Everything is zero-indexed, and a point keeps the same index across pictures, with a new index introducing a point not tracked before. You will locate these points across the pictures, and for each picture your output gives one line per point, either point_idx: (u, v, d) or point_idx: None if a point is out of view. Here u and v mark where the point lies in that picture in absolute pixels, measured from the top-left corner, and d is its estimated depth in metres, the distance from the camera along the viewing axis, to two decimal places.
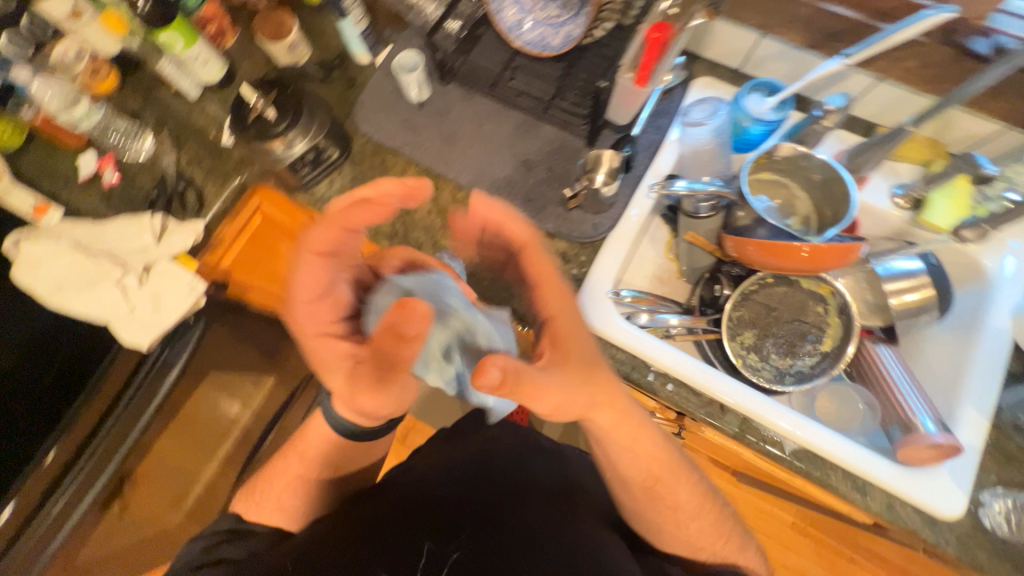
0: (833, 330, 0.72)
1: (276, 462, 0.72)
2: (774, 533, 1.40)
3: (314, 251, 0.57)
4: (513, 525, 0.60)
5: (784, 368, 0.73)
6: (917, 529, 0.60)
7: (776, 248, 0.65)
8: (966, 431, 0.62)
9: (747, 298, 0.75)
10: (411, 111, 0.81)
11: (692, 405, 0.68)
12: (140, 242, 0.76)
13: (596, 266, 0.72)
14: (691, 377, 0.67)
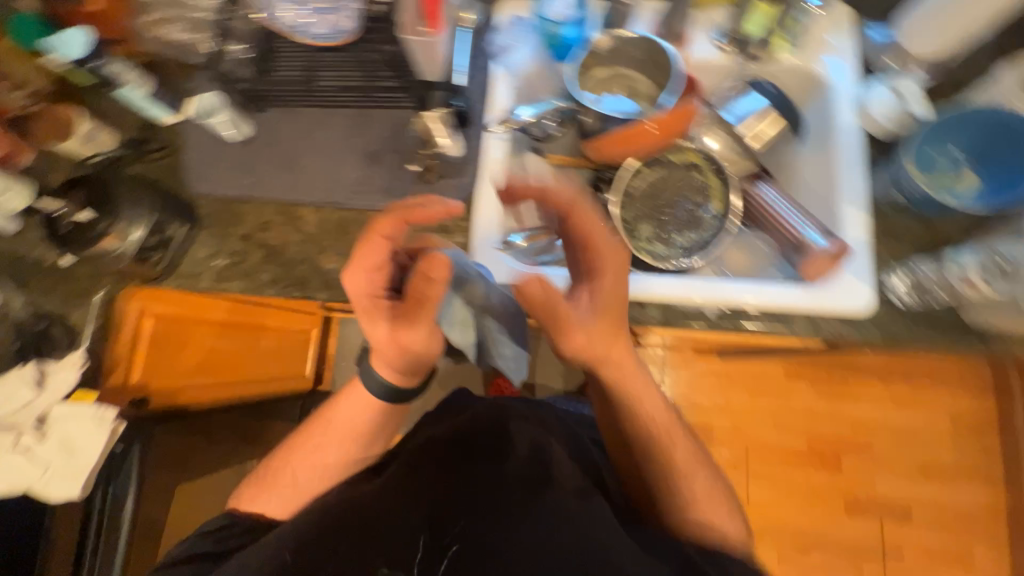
0: (716, 191, 0.74)
1: (284, 460, 0.82)
2: (773, 389, 1.47)
3: (384, 236, 0.56)
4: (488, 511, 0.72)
5: (689, 244, 0.74)
6: (840, 334, 0.64)
7: (628, 135, 0.67)
8: (852, 229, 0.65)
9: (629, 195, 0.75)
10: (240, 152, 0.77)
11: None
12: (21, 395, 0.74)
13: (476, 225, 0.71)
14: None
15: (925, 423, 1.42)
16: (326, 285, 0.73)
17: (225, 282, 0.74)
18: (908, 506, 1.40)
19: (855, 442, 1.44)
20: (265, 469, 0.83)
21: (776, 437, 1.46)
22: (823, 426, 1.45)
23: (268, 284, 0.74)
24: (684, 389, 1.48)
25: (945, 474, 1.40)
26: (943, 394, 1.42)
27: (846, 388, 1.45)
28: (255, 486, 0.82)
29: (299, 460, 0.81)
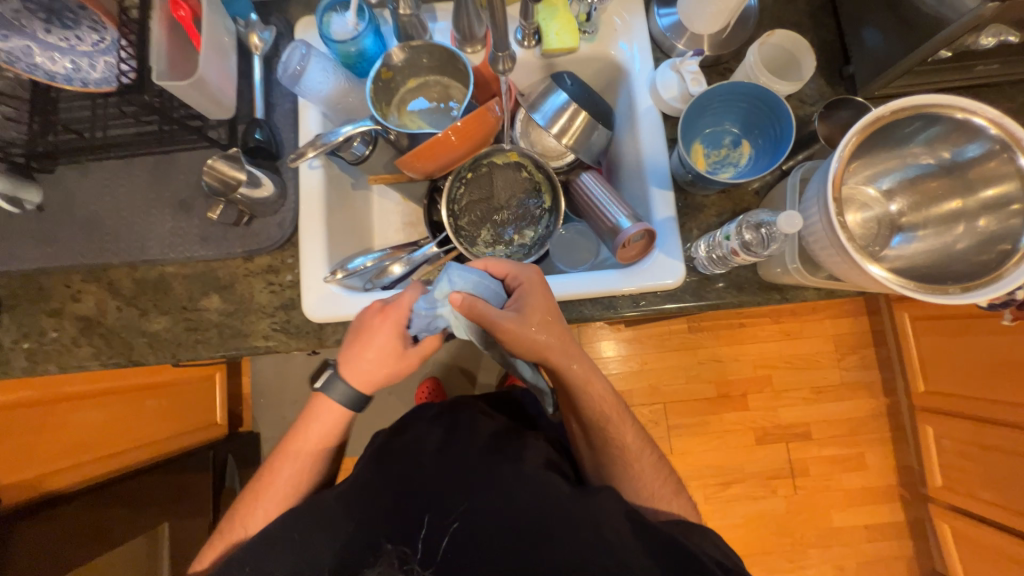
0: (544, 186, 0.75)
1: (251, 510, 0.65)
2: (683, 344, 1.56)
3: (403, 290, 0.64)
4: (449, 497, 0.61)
5: (526, 242, 0.76)
6: (659, 308, 0.68)
7: (430, 148, 0.64)
8: (661, 209, 0.68)
9: (460, 202, 0.75)
10: (33, 222, 0.70)
11: None
12: None
13: (303, 264, 0.68)
14: None
15: (815, 349, 1.56)
16: (153, 347, 0.68)
17: (42, 365, 0.68)
18: (809, 427, 1.54)
19: (759, 378, 1.55)
20: (225, 524, 0.66)
21: (691, 388, 1.55)
22: (730, 370, 1.56)
23: (95, 357, 0.68)
24: (601, 359, 1.54)
25: (837, 391, 1.55)
26: (827, 318, 1.56)
27: (744, 330, 1.56)
28: (216, 541, 0.65)
29: (265, 500, 0.65)
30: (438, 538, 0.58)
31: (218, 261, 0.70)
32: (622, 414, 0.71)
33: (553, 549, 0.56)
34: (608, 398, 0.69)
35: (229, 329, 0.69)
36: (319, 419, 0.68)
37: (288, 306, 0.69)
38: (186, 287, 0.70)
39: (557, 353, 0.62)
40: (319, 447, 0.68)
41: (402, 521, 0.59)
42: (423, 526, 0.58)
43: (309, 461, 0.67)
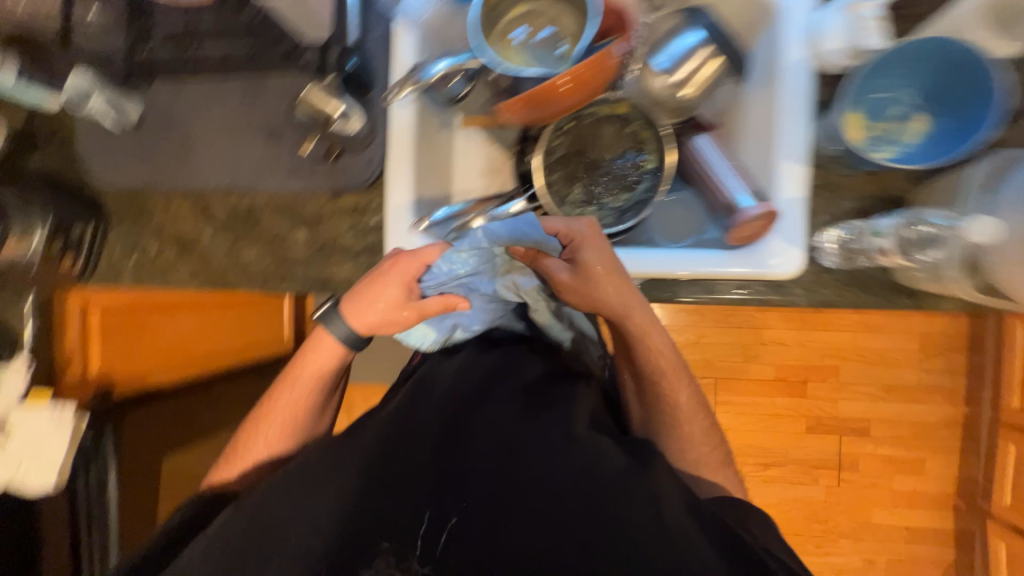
0: (649, 146, 0.67)
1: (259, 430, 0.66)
2: (749, 322, 1.47)
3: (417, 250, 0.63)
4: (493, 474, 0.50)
5: (621, 207, 0.69)
6: (762, 299, 0.62)
7: (541, 94, 0.58)
8: (787, 187, 0.59)
9: (555, 156, 0.69)
10: (134, 139, 0.71)
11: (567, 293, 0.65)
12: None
13: (388, 209, 0.66)
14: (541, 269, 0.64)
15: (896, 346, 1.43)
16: (244, 275, 0.71)
17: (146, 281, 0.72)
18: (869, 424, 1.47)
19: (825, 368, 1.46)
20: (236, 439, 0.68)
21: (747, 368, 1.49)
22: (795, 355, 1.47)
23: (192, 280, 0.72)
24: None
25: (912, 393, 1.44)
26: (919, 316, 1.41)
27: (820, 317, 1.45)
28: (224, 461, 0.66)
29: (266, 429, 0.66)
30: (438, 538, 0.45)
31: (304, 198, 0.69)
32: (680, 377, 0.67)
33: (609, 541, 0.46)
34: (666, 354, 0.66)
35: (314, 267, 0.69)
36: (326, 352, 0.67)
37: (371, 251, 0.68)
38: (273, 221, 0.70)
39: (618, 299, 0.60)
40: (315, 386, 0.67)
41: (407, 513, 0.46)
42: (423, 524, 0.45)
43: (309, 399, 0.67)
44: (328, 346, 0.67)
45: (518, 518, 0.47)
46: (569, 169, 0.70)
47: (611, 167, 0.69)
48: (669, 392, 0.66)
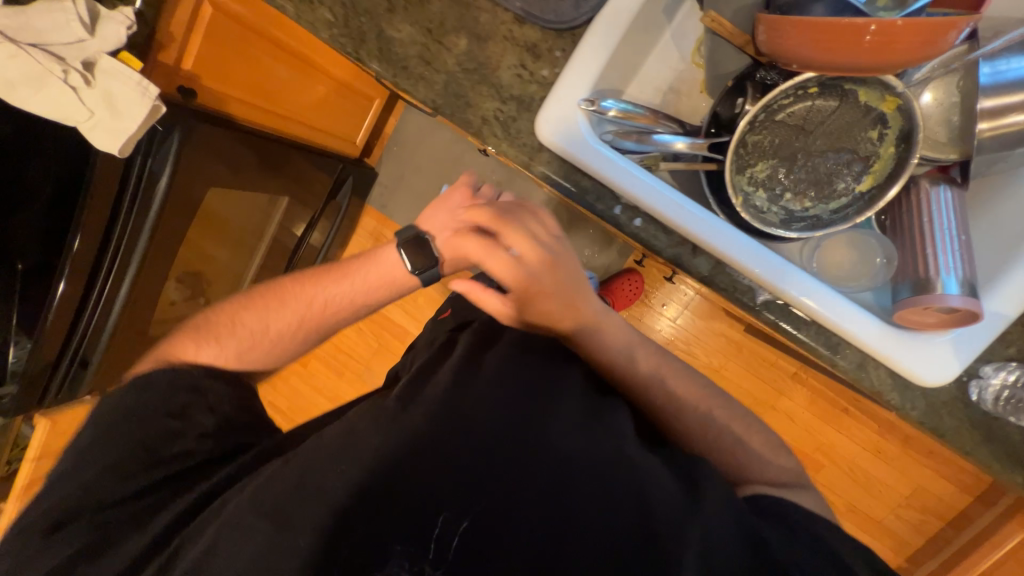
0: (878, 165, 0.56)
1: (278, 303, 0.74)
2: (773, 381, 1.44)
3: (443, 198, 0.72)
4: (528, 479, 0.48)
5: (796, 212, 0.60)
6: (881, 391, 0.54)
7: (829, 31, 0.45)
8: (999, 301, 0.51)
9: (772, 116, 0.57)
10: None
11: (691, 267, 0.57)
12: (69, 31, 0.66)
13: (569, 67, 0.55)
14: (686, 228, 0.55)
15: (887, 480, 1.41)
16: (380, 55, 0.61)
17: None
18: None
19: (810, 459, 1.45)
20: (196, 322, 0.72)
21: None
22: (794, 434, 1.45)
23: (326, 26, 0.62)
24: (688, 335, 1.47)
25: (869, 523, 1.44)
26: (929, 469, 1.38)
27: (841, 417, 1.41)
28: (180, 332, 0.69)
29: (283, 317, 0.73)
30: (450, 540, 0.45)
31: (487, 3, 0.58)
32: (697, 398, 0.64)
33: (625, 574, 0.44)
34: (662, 371, 0.65)
35: (455, 87, 0.60)
36: (387, 262, 0.73)
37: (524, 103, 0.58)
38: (441, 10, 0.59)
39: (598, 325, 0.65)
40: (354, 301, 0.74)
41: (417, 509, 0.46)
42: (438, 527, 0.45)
43: (345, 314, 0.75)
44: (393, 261, 0.74)
45: (508, 506, 0.47)
46: (775, 137, 0.58)
47: (818, 162, 0.58)
48: (676, 411, 0.63)
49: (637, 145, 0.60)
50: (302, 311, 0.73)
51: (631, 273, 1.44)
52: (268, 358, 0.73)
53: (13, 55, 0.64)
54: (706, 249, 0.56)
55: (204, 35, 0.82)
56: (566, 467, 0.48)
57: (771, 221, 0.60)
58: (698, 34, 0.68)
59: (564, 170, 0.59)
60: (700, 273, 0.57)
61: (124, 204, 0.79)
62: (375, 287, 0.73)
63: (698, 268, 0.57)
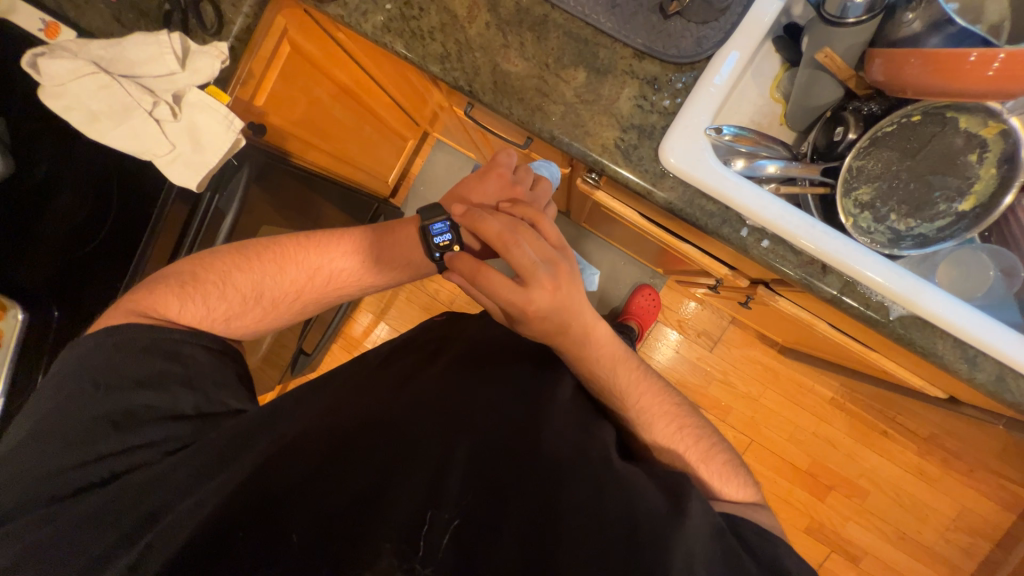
0: (980, 186, 0.59)
1: (282, 265, 0.70)
2: (813, 407, 1.44)
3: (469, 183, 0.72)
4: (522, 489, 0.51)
5: (902, 231, 0.62)
6: (1021, 402, 0.55)
7: (954, 61, 0.49)
8: None
9: (877, 142, 0.61)
10: None
11: (821, 286, 0.58)
12: (162, 64, 0.64)
13: (693, 97, 0.58)
14: (819, 248, 0.56)
15: (932, 502, 1.41)
16: (494, 87, 0.62)
17: (390, 36, 0.64)
18: (864, 556, 1.43)
19: (856, 485, 1.43)
20: (199, 272, 0.67)
21: (787, 448, 1.46)
22: (836, 459, 1.44)
23: (438, 61, 0.63)
24: (724, 364, 1.48)
25: (920, 550, 1.41)
26: (969, 488, 1.39)
27: (880, 439, 1.42)
28: (173, 286, 0.64)
29: (283, 278, 0.70)
30: (439, 540, 0.47)
31: (605, 39, 0.60)
32: (669, 417, 0.65)
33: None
34: (644, 388, 0.66)
35: (572, 118, 0.60)
36: (404, 240, 0.72)
37: (644, 132, 0.60)
38: (559, 46, 0.61)
39: (603, 339, 0.65)
40: (359, 278, 0.73)
41: (403, 511, 0.48)
42: (426, 524, 0.48)
43: (341, 290, 0.74)
44: (410, 232, 0.72)
45: (496, 519, 0.49)
46: (879, 160, 0.62)
47: (918, 183, 0.62)
48: (643, 426, 0.64)
49: (745, 170, 0.62)
50: (296, 280, 0.71)
51: (642, 285, 1.47)
52: (236, 331, 0.68)
53: (102, 86, 0.61)
54: (838, 268, 0.57)
55: (280, 71, 0.81)
56: (562, 467, 0.52)
57: (883, 239, 0.61)
58: (775, 69, 0.70)
59: (688, 194, 0.59)
60: (833, 294, 0.58)
61: (189, 234, 0.76)
62: (385, 261, 0.73)
63: (829, 289, 0.58)
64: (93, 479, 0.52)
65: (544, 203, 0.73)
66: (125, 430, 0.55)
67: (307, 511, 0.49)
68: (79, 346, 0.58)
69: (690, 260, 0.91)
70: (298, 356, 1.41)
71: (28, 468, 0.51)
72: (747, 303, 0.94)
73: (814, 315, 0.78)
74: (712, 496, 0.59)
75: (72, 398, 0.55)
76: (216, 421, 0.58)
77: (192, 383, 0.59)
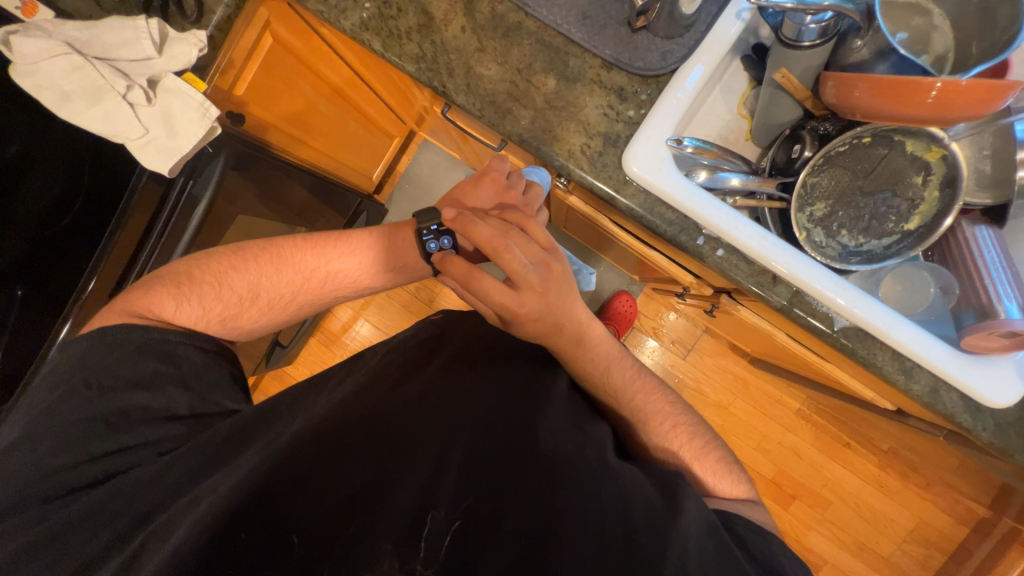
0: (924, 207, 0.62)
1: (279, 265, 0.70)
2: (781, 417, 1.48)
3: (463, 191, 0.73)
4: (533, 495, 0.50)
5: (851, 247, 0.65)
6: (952, 413, 0.58)
7: (897, 87, 0.52)
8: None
9: (829, 161, 0.64)
10: None
11: (771, 295, 0.60)
12: (138, 48, 0.64)
13: (656, 108, 0.60)
14: (777, 263, 0.59)
15: (891, 513, 1.45)
16: (468, 89, 0.63)
17: (368, 34, 0.65)
18: (824, 564, 1.46)
19: (820, 496, 1.47)
20: (194, 273, 0.67)
21: (754, 457, 1.49)
22: (801, 469, 1.47)
23: (414, 60, 0.64)
24: (696, 372, 1.50)
25: (879, 561, 1.45)
26: (926, 501, 1.44)
27: (844, 451, 1.46)
28: (168, 285, 0.65)
29: (278, 276, 0.70)
30: (440, 543, 0.46)
31: (576, 48, 0.62)
32: (663, 415, 0.67)
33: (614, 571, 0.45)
34: (636, 386, 0.68)
35: (542, 122, 0.62)
36: (403, 244, 0.74)
37: (610, 139, 0.62)
38: (531, 52, 0.63)
39: (595, 340, 0.67)
40: (358, 280, 0.74)
41: (404, 511, 0.47)
42: (427, 526, 0.46)
43: (340, 292, 0.75)
44: (406, 237, 0.74)
45: (496, 519, 0.48)
46: (832, 179, 0.65)
47: (869, 203, 0.65)
48: (639, 424, 0.66)
49: (704, 180, 0.64)
50: (293, 278, 0.71)
51: (621, 292, 1.49)
52: (233, 330, 0.68)
53: (76, 67, 0.62)
54: (797, 283, 0.59)
55: (262, 62, 0.82)
56: (558, 466, 0.53)
57: (837, 255, 0.64)
58: (743, 87, 0.73)
59: (649, 202, 0.62)
60: (781, 304, 0.60)
61: (161, 219, 0.76)
62: (383, 264, 0.74)
63: (779, 299, 0.60)
64: (78, 483, 0.52)
65: (538, 207, 0.75)
66: (119, 430, 0.54)
67: (305, 513, 0.47)
68: (70, 349, 0.58)
69: (660, 268, 0.94)
70: (273, 347, 1.41)
71: (17, 467, 0.51)
72: (713, 311, 0.97)
73: (773, 325, 0.80)
74: (708, 492, 0.61)
75: (66, 398, 0.55)
76: (209, 422, 0.58)
77: (186, 383, 0.59)
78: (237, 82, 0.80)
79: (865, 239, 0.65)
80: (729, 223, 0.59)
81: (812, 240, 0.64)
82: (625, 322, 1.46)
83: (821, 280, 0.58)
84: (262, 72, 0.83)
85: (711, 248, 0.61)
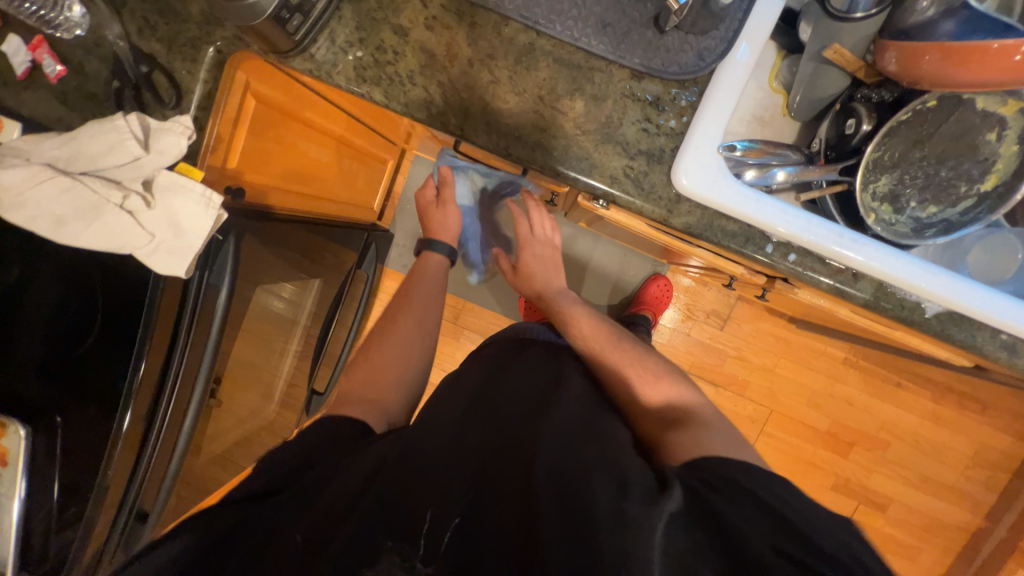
0: (1001, 164, 0.57)
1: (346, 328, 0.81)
2: (827, 368, 1.46)
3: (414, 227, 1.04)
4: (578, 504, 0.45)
5: (924, 219, 0.60)
6: None
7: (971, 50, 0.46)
8: None
9: (892, 132, 0.59)
10: None
11: (851, 291, 0.57)
12: (124, 151, 0.59)
13: (701, 115, 0.55)
14: (853, 260, 0.54)
15: (951, 443, 1.45)
16: (488, 128, 0.58)
17: (365, 85, 0.59)
18: (891, 503, 1.48)
19: (876, 438, 1.47)
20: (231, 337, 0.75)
21: (807, 413, 1.48)
22: (855, 416, 1.47)
23: (422, 106, 0.58)
24: (734, 339, 1.48)
25: (944, 490, 1.46)
26: (984, 425, 1.43)
27: (895, 391, 1.45)
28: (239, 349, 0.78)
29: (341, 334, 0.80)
30: (441, 538, 0.46)
31: (599, 62, 0.56)
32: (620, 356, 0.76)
33: None
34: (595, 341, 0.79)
35: (575, 150, 0.57)
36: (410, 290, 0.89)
37: (653, 156, 0.56)
38: (551, 74, 0.57)
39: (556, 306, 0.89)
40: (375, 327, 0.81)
41: (407, 512, 0.47)
42: (425, 524, 0.46)
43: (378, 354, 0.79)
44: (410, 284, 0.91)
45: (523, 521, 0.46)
46: (894, 148, 0.59)
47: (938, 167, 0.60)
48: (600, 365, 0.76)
49: (755, 178, 0.60)
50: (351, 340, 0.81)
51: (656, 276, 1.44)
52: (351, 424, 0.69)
53: (64, 188, 0.56)
54: (874, 275, 0.55)
55: (249, 127, 0.75)
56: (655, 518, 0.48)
57: (912, 231, 0.59)
58: (772, 58, 0.64)
59: (706, 217, 0.57)
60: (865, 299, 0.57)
61: (185, 319, 0.71)
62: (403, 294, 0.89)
63: (864, 292, 0.57)
64: None
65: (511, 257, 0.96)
66: None
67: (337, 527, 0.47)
68: None
69: (700, 260, 0.90)
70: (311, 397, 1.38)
71: None
72: (762, 295, 0.93)
73: (834, 304, 0.77)
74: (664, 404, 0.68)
75: None
76: None
77: None
78: (227, 155, 0.73)
79: (938, 207, 0.60)
80: (793, 225, 0.54)
81: (879, 223, 0.59)
82: (659, 305, 1.42)
83: (903, 269, 0.54)
84: (250, 136, 0.77)
85: (782, 254, 0.57)
